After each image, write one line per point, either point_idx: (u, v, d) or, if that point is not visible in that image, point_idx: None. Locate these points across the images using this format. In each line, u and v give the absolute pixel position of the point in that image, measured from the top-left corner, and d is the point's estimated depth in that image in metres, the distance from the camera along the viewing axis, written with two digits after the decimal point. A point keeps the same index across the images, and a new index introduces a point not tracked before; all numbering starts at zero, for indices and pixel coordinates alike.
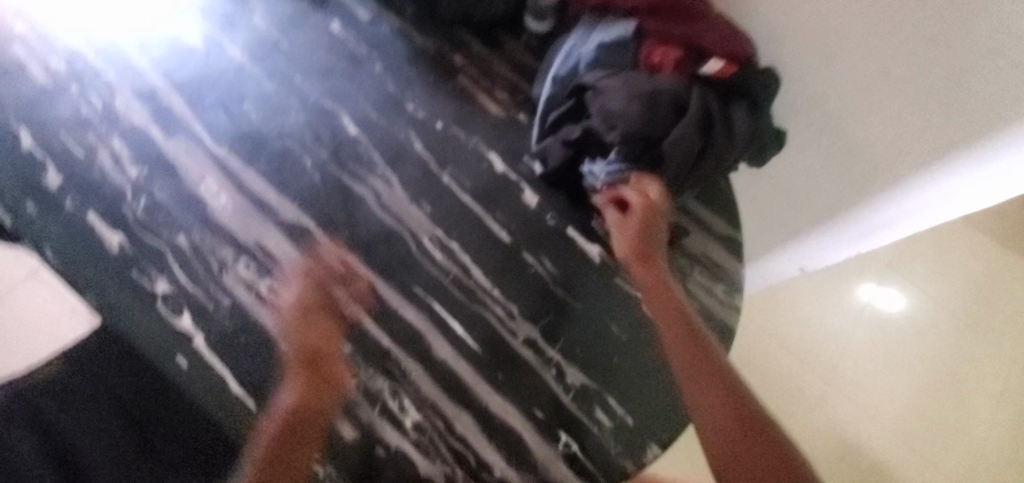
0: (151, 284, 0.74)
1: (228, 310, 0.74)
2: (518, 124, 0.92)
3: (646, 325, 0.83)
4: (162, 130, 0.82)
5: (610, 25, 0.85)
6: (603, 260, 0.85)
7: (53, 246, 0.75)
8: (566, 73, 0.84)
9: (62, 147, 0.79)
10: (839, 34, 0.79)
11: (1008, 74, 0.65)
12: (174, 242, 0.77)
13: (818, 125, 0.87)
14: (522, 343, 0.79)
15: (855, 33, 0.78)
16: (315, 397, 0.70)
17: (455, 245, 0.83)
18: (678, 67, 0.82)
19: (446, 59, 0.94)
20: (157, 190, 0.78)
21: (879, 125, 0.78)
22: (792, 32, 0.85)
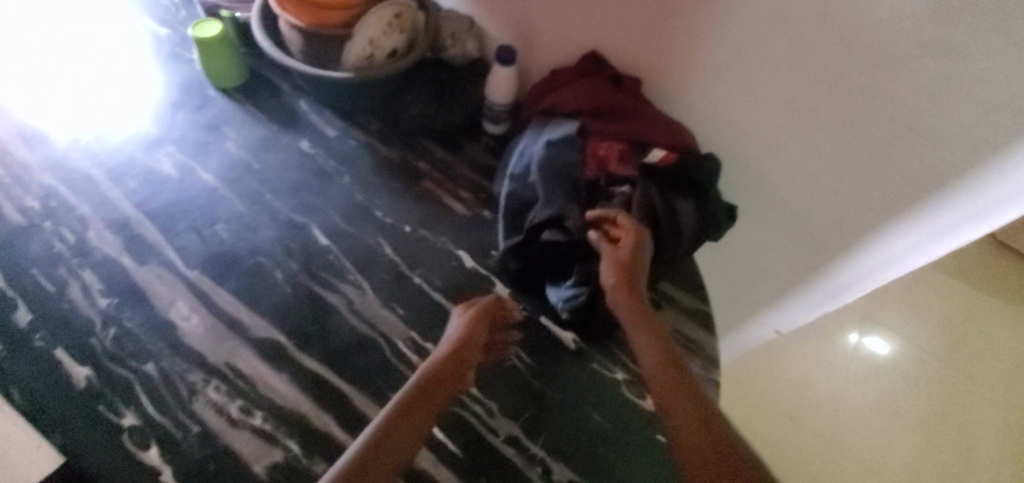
0: (118, 418, 0.72)
1: (197, 438, 0.72)
2: (483, 220, 0.95)
3: (628, 409, 0.82)
4: (133, 259, 0.83)
5: (556, 126, 0.91)
6: (577, 345, 0.86)
7: (18, 387, 0.73)
8: (520, 172, 0.90)
9: (32, 284, 0.80)
10: (764, 120, 0.82)
11: (935, 142, 0.67)
12: (143, 371, 0.76)
13: (760, 202, 0.90)
14: (505, 441, 0.77)
15: (775, 122, 0.81)
16: (440, 387, 0.72)
17: (429, 346, 0.83)
18: (624, 159, 0.89)
19: (411, 165, 0.99)
20: (127, 319, 0.79)
21: (822, 195, 0.81)
22: (724, 116, 0.87)
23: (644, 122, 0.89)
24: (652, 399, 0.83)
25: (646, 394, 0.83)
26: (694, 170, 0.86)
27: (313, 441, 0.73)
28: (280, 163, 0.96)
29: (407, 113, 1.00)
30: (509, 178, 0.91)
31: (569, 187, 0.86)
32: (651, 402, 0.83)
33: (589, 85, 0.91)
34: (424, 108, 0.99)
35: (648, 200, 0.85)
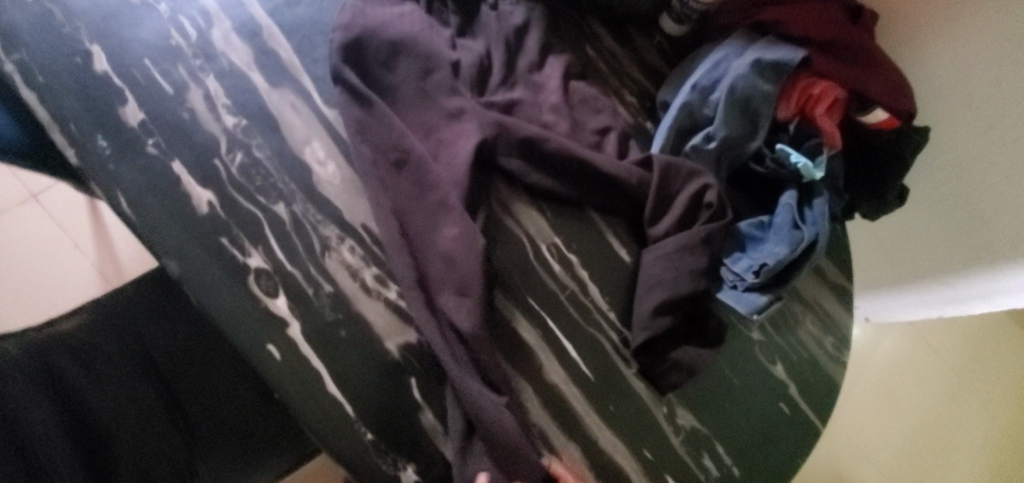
0: (243, 257, 0.64)
1: (329, 299, 0.66)
2: (644, 133, 0.84)
3: (761, 370, 0.78)
4: (266, 78, 0.71)
5: (773, 44, 0.75)
6: (704, 182, 0.77)
7: (128, 194, 0.63)
8: (706, 84, 0.77)
9: (145, 77, 0.67)
10: (968, 90, 0.81)
11: None
12: (274, 211, 0.67)
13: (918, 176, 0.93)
14: (637, 375, 0.73)
15: (973, 72, 0.80)
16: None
17: (574, 258, 0.76)
18: (834, 109, 0.75)
19: (578, 46, 0.85)
20: (256, 147, 0.68)
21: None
22: (950, 97, 0.84)
23: (878, 75, 0.75)
24: (781, 365, 0.80)
25: (778, 360, 0.80)
26: (901, 153, 0.77)
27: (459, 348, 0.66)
28: (436, 5, 0.81)
29: None
30: (690, 86, 0.78)
31: (750, 122, 0.76)
32: (780, 369, 0.79)
33: (822, 10, 0.76)
34: None
35: (834, 182, 0.79)
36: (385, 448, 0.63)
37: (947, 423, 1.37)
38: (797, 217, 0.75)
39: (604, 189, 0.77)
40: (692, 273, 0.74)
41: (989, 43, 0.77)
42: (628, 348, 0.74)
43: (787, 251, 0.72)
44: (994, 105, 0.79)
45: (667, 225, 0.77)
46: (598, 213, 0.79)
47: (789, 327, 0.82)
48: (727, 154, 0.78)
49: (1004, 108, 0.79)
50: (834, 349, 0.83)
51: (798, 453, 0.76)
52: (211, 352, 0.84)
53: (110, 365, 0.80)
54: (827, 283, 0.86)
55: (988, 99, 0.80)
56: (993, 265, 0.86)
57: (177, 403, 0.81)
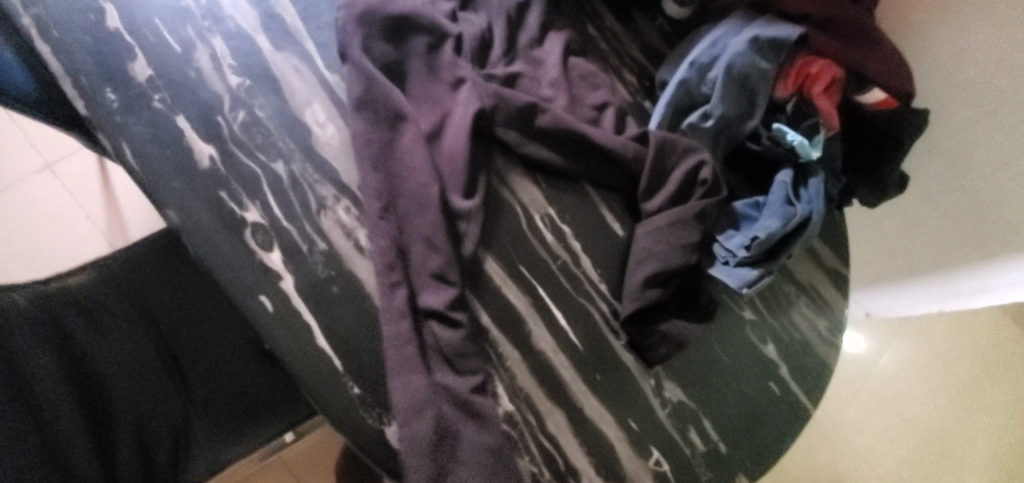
0: (241, 211, 0.66)
1: (323, 256, 0.67)
2: (642, 111, 0.85)
3: (751, 349, 0.78)
4: (271, 42, 0.73)
5: (771, 23, 0.76)
6: (699, 157, 0.77)
7: (132, 145, 0.65)
8: (704, 61, 0.78)
9: (155, 36, 0.69)
10: (968, 80, 0.81)
11: None
12: (272, 169, 0.68)
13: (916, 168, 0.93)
14: (625, 347, 0.74)
15: (972, 63, 0.80)
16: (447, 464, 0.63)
17: (567, 229, 0.77)
18: (830, 88, 0.76)
19: (579, 24, 0.86)
20: (259, 107, 0.70)
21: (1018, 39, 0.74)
22: (952, 87, 0.84)
23: (877, 55, 0.75)
24: (772, 346, 0.79)
25: (769, 341, 0.79)
26: (899, 135, 0.77)
27: (447, 308, 0.67)
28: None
29: None
30: (688, 63, 0.78)
31: (747, 99, 0.76)
32: (771, 349, 0.79)
33: None
34: None
35: (830, 164, 0.78)
36: (371, 402, 0.64)
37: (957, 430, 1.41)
38: (791, 194, 0.75)
39: (599, 162, 0.78)
40: (684, 247, 0.74)
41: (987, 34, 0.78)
42: (617, 320, 0.74)
43: (778, 225, 0.72)
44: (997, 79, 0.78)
45: (660, 198, 0.77)
46: (594, 188, 0.79)
47: (782, 309, 0.81)
48: (724, 133, 0.78)
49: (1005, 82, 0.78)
50: (828, 333, 0.82)
51: (786, 433, 0.76)
52: (211, 315, 0.86)
53: (114, 321, 0.82)
54: (822, 267, 0.85)
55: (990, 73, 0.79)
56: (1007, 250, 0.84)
57: (178, 361, 0.83)
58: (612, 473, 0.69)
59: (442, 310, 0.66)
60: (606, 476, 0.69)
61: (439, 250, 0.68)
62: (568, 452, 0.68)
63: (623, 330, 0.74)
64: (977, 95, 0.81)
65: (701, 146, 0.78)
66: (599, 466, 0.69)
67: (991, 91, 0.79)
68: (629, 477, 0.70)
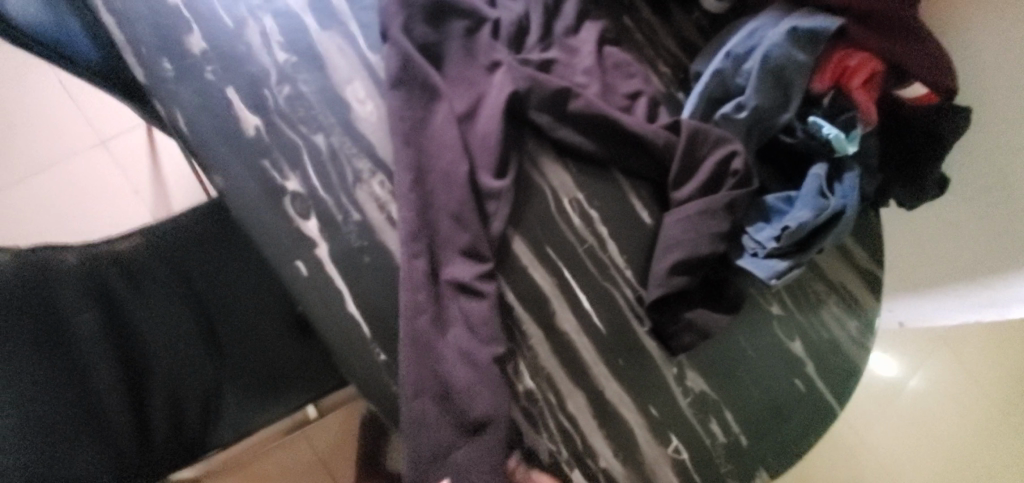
0: (282, 180, 0.69)
1: (356, 227, 0.69)
2: (675, 102, 0.85)
3: (778, 344, 0.77)
4: (317, 21, 0.76)
5: (811, 15, 0.75)
6: (732, 148, 0.77)
7: (185, 112, 0.68)
8: (740, 52, 0.78)
9: (210, 12, 0.73)
10: (1011, 81, 0.80)
11: None
12: (313, 141, 0.71)
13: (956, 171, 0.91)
14: (649, 333, 0.73)
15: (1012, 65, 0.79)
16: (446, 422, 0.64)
17: (595, 214, 0.77)
18: (869, 82, 0.75)
19: (615, 15, 0.87)
20: (302, 82, 0.73)
21: None
22: (997, 87, 0.81)
23: (918, 49, 0.74)
24: (800, 343, 0.78)
25: (797, 337, 0.78)
26: (939, 134, 0.76)
27: (474, 282, 0.68)
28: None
29: None
30: (724, 54, 0.78)
31: (782, 91, 0.76)
32: (799, 346, 0.77)
33: None
34: None
35: (866, 161, 0.77)
36: (396, 369, 0.66)
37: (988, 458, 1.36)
38: (825, 187, 0.74)
39: (629, 149, 0.78)
40: (712, 236, 0.74)
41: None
42: (642, 306, 0.74)
43: (811, 216, 0.71)
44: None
45: (691, 188, 0.77)
46: (623, 175, 0.80)
47: (812, 306, 0.80)
48: (759, 125, 0.78)
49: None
50: (859, 333, 0.80)
51: (811, 432, 0.74)
52: (246, 284, 0.89)
53: (156, 286, 0.85)
54: (855, 266, 0.83)
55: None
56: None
57: (212, 329, 0.86)
58: (630, 457, 0.69)
59: (469, 285, 0.68)
60: (624, 460, 0.69)
61: (468, 226, 0.70)
62: (587, 433, 0.69)
63: (647, 316, 0.74)
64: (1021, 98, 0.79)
65: (735, 137, 0.78)
66: (617, 449, 0.69)
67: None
68: (647, 463, 0.69)
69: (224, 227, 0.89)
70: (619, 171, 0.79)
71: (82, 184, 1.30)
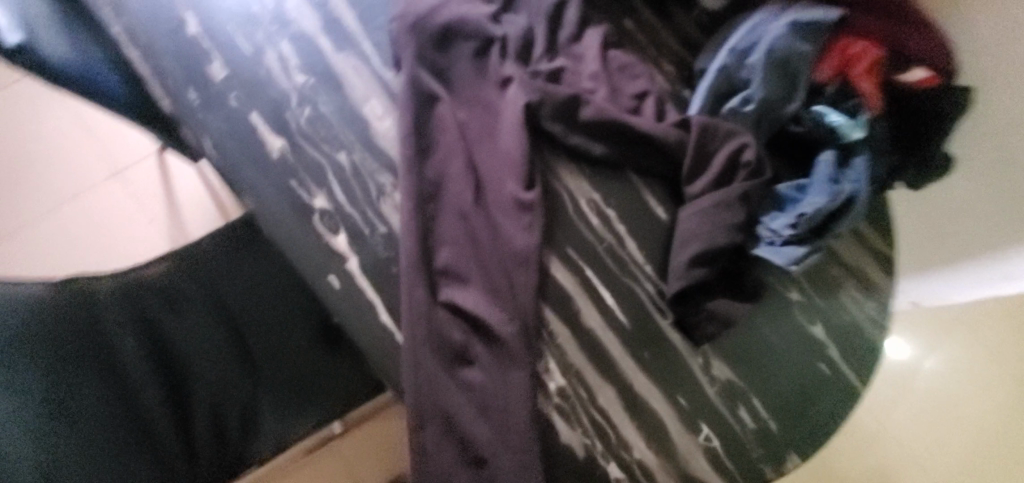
0: (309, 198, 0.71)
1: (383, 239, 0.71)
2: (681, 100, 0.87)
3: (799, 329, 0.78)
4: (331, 43, 0.79)
5: (810, 7, 0.78)
6: (742, 140, 0.79)
7: (212, 139, 0.71)
8: (743, 47, 0.80)
9: (229, 41, 0.76)
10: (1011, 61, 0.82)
11: None
12: (335, 159, 0.73)
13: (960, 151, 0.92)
14: (672, 326, 0.75)
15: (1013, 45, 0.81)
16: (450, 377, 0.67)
17: (611, 213, 0.79)
18: (873, 67, 0.77)
19: (617, 19, 0.90)
20: (322, 103, 0.75)
21: None
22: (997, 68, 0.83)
23: (914, 37, 0.77)
24: (821, 326, 0.79)
25: (818, 321, 0.79)
26: (944, 113, 0.78)
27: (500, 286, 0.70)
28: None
29: None
30: (727, 50, 0.81)
31: (787, 82, 0.78)
32: (820, 330, 0.79)
33: None
34: None
35: (877, 142, 0.77)
36: None
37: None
38: (836, 173, 0.76)
39: (641, 148, 0.80)
40: (728, 227, 0.76)
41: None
42: (663, 300, 0.76)
43: (824, 201, 0.73)
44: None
45: (704, 181, 0.79)
46: (637, 174, 0.82)
47: (829, 289, 0.81)
48: (766, 117, 0.80)
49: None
50: (878, 314, 0.81)
51: (839, 414, 0.75)
52: (272, 305, 0.90)
53: (188, 308, 0.87)
54: (869, 248, 0.85)
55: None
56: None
57: (243, 347, 0.88)
58: (663, 448, 0.70)
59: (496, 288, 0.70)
60: (657, 451, 0.70)
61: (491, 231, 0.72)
62: (619, 427, 0.70)
63: (669, 310, 0.76)
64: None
65: (744, 130, 0.79)
66: (650, 441, 0.70)
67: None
68: (680, 453, 0.71)
69: (253, 245, 0.91)
70: (631, 169, 0.81)
71: (101, 215, 1.33)
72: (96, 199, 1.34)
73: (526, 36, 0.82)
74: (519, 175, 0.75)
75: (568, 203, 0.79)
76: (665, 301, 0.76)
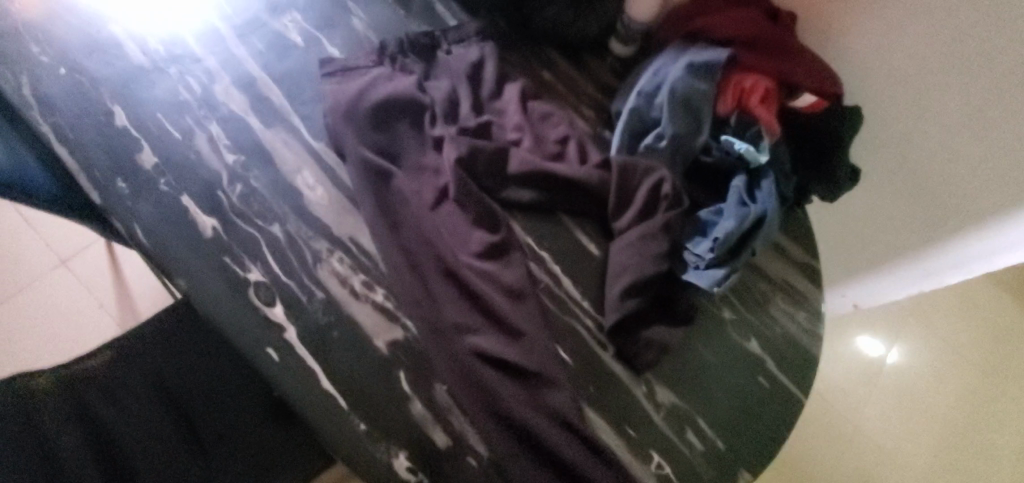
0: (244, 272, 0.72)
1: (321, 304, 0.72)
2: (602, 140, 0.92)
3: (736, 346, 0.81)
4: (260, 120, 0.82)
5: (703, 49, 0.85)
6: (658, 173, 0.84)
7: (143, 225, 0.72)
8: (650, 89, 0.87)
9: (159, 128, 0.78)
10: (886, 87, 0.91)
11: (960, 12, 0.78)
12: (269, 231, 0.75)
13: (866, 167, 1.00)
14: (614, 358, 0.77)
15: (883, 73, 0.90)
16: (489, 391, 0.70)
17: (545, 254, 0.82)
18: (766, 98, 0.84)
19: (535, 73, 0.96)
20: (254, 178, 0.78)
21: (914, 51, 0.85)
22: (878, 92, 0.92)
23: (802, 67, 0.84)
24: (756, 341, 0.82)
25: (752, 337, 0.82)
26: (836, 132, 0.84)
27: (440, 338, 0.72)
28: (397, 59, 0.88)
29: (538, 17, 0.95)
30: (636, 93, 0.87)
31: (693, 117, 0.84)
32: (756, 345, 0.82)
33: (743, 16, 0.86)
34: (558, 13, 0.93)
35: (780, 164, 0.84)
36: (376, 435, 0.68)
37: (984, 408, 1.44)
38: (746, 197, 0.81)
39: (566, 190, 0.84)
40: (655, 256, 0.79)
41: (888, 46, 0.88)
42: (603, 334, 0.78)
43: (734, 225, 0.78)
44: (934, 61, 0.84)
45: (628, 215, 0.83)
46: (566, 215, 0.85)
47: (760, 305, 0.85)
48: (678, 150, 0.85)
49: (947, 62, 0.82)
50: (809, 323, 0.85)
51: (784, 425, 0.77)
52: (218, 370, 0.89)
53: (131, 395, 0.86)
54: (792, 262, 0.90)
55: (926, 56, 0.85)
56: (1001, 205, 0.86)
57: (190, 427, 0.85)
58: None
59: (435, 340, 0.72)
60: None
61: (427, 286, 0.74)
62: None
63: (609, 342, 0.78)
64: (901, 99, 0.90)
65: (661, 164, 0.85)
66: None
67: (910, 95, 0.89)
68: None
69: (195, 324, 0.90)
70: (561, 210, 0.85)
71: (46, 306, 1.30)
72: (39, 290, 1.31)
73: (449, 96, 0.87)
74: (451, 227, 0.78)
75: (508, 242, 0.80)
76: (605, 334, 0.78)
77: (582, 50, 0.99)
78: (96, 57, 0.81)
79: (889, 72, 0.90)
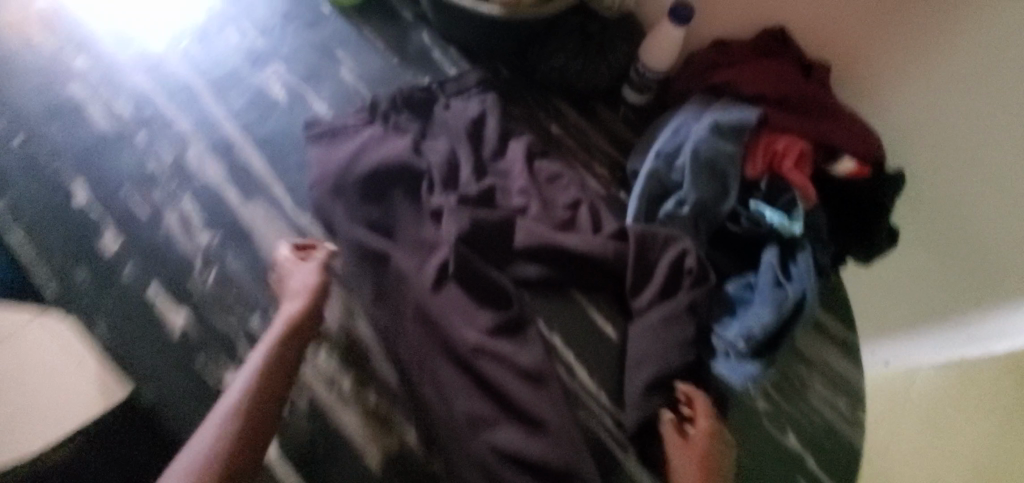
0: (216, 376, 0.64)
1: (307, 411, 0.65)
2: (618, 203, 0.84)
3: (770, 442, 0.73)
4: (237, 192, 0.73)
5: (729, 107, 0.76)
6: (681, 247, 0.75)
7: (106, 324, 0.64)
8: (669, 150, 0.78)
9: (124, 206, 0.70)
10: (931, 148, 0.77)
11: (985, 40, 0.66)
12: (246, 325, 0.66)
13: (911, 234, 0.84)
14: (636, 461, 0.69)
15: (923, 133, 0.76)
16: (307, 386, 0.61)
17: (558, 340, 0.74)
18: (799, 162, 0.75)
19: (544, 127, 0.87)
20: (230, 261, 0.69)
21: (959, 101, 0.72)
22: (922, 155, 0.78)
23: (839, 125, 0.75)
24: (793, 435, 0.74)
25: (788, 430, 0.74)
26: (880, 200, 0.75)
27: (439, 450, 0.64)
28: (391, 118, 0.80)
29: (546, 65, 0.86)
30: (654, 154, 0.79)
31: (718, 183, 0.76)
32: (793, 440, 0.74)
33: (772, 67, 0.77)
34: (567, 62, 0.85)
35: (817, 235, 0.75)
36: None
37: None
38: (780, 275, 0.72)
39: (579, 266, 0.76)
40: (679, 345, 0.71)
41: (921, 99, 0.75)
42: (622, 434, 0.70)
43: (771, 315, 0.69)
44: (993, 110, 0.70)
45: (648, 294, 0.75)
46: (580, 291, 0.77)
47: (795, 391, 0.77)
48: (702, 218, 0.77)
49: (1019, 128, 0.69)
50: (851, 411, 0.76)
51: None
52: (127, 476, 0.59)
53: None
54: (832, 337, 0.81)
55: (977, 106, 0.71)
56: None
57: None
58: None
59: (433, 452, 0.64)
60: None
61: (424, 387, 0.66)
62: None
63: (631, 444, 0.69)
64: (956, 159, 0.75)
65: (684, 236, 0.76)
66: None
67: (965, 153, 0.74)
68: None
69: None
70: (574, 287, 0.76)
71: None
72: None
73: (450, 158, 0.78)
74: (452, 314, 0.69)
75: (516, 325, 0.71)
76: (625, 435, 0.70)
77: (595, 99, 0.90)
78: (55, 124, 0.73)
79: (930, 127, 0.76)
